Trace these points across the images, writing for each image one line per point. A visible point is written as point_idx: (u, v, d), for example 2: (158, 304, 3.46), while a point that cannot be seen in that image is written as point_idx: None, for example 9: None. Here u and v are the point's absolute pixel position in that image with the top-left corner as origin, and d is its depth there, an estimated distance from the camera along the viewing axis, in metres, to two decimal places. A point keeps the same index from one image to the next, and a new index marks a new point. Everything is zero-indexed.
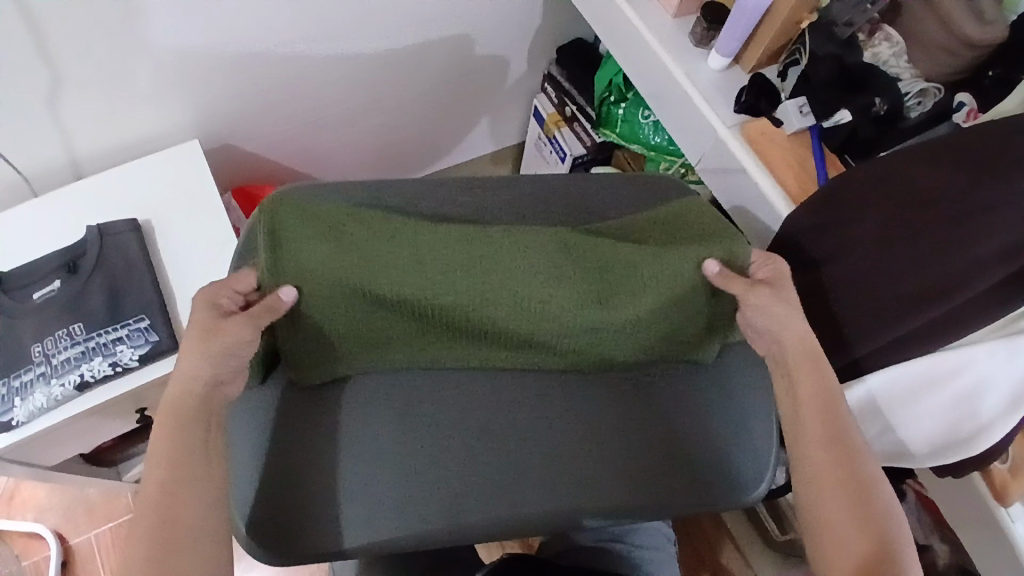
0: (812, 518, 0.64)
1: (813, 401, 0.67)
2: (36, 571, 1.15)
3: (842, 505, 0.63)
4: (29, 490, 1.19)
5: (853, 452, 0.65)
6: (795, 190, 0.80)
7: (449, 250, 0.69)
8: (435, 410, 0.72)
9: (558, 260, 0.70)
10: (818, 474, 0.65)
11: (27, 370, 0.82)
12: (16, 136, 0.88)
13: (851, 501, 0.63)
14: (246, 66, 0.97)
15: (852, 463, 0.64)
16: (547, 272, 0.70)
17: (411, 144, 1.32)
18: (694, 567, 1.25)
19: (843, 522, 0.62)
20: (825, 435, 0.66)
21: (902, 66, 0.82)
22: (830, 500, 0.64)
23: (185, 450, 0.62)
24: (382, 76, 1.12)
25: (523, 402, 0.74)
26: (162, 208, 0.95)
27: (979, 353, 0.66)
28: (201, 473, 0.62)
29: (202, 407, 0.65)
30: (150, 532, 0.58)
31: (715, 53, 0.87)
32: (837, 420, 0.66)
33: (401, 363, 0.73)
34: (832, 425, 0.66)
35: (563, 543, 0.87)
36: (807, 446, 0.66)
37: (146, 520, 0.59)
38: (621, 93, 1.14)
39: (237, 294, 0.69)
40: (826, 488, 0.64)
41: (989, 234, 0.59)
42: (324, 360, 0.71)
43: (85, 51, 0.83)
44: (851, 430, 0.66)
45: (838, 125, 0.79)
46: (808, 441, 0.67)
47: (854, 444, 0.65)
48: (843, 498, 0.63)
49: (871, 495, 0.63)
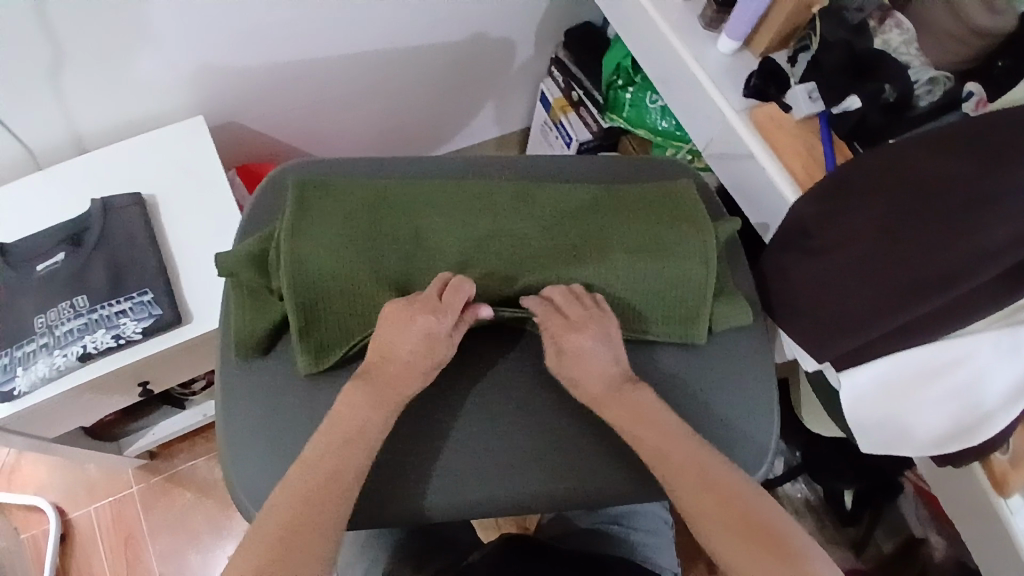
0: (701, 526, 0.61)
1: (650, 430, 0.65)
2: (36, 544, 1.16)
3: (709, 496, 0.61)
4: (30, 464, 1.20)
5: (673, 441, 0.65)
6: (801, 174, 0.80)
7: (463, 219, 0.72)
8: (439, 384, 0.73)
9: (565, 234, 0.73)
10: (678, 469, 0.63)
11: (30, 341, 0.82)
12: (22, 109, 0.88)
13: (713, 494, 0.61)
14: (250, 43, 0.96)
15: (704, 462, 0.63)
16: (552, 247, 0.73)
17: (415, 126, 1.31)
18: (690, 553, 1.26)
19: (720, 512, 0.60)
20: (666, 445, 0.64)
21: (912, 53, 0.80)
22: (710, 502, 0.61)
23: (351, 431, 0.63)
24: (388, 58, 1.11)
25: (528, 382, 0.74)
26: (166, 183, 0.95)
27: (981, 343, 0.66)
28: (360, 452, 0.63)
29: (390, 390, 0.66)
30: (287, 514, 0.58)
31: (725, 36, 0.86)
32: (645, 410, 0.66)
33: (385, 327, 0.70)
34: (691, 451, 0.64)
35: (560, 526, 0.87)
36: (651, 446, 0.65)
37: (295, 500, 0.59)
38: (629, 78, 1.13)
39: (249, 266, 0.72)
40: (692, 494, 0.62)
41: (996, 224, 0.59)
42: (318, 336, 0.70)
43: (89, 25, 0.82)
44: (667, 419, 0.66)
45: (847, 112, 0.78)
46: (650, 436, 0.65)
47: (667, 434, 0.65)
48: (717, 510, 0.60)
49: (719, 475, 0.62)
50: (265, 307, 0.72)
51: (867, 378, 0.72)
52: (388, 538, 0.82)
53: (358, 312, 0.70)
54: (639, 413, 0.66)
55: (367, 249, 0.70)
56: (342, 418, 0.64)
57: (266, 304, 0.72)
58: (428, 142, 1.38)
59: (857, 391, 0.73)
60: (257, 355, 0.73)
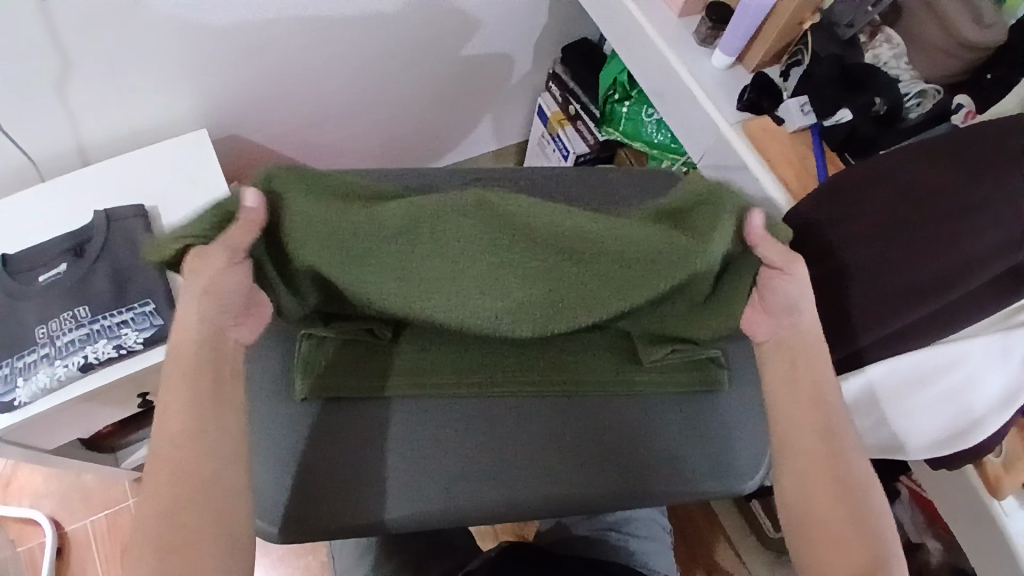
0: (807, 535, 0.61)
1: (813, 442, 0.64)
2: (31, 558, 1.15)
3: (836, 509, 0.61)
4: (26, 476, 1.19)
5: (845, 446, 0.63)
6: (795, 185, 0.82)
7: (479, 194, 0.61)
8: (451, 424, 0.72)
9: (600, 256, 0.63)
10: (808, 481, 0.63)
11: (32, 351, 0.82)
12: (26, 119, 0.88)
13: (842, 506, 0.61)
14: (256, 58, 0.99)
15: (842, 470, 0.62)
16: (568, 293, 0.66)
17: (414, 140, 1.33)
18: (689, 563, 1.25)
19: (839, 529, 0.60)
20: (823, 454, 0.63)
21: (902, 67, 0.83)
22: (833, 520, 0.61)
23: (204, 398, 0.60)
24: (387, 73, 1.14)
25: (532, 423, 0.73)
26: (168, 195, 0.95)
27: (973, 349, 0.66)
28: (220, 421, 0.60)
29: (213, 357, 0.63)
30: (178, 497, 0.57)
31: (719, 52, 0.88)
32: (829, 413, 0.64)
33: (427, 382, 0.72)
34: (835, 453, 0.63)
35: (556, 534, 0.88)
36: (795, 450, 0.64)
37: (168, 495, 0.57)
38: (625, 91, 1.16)
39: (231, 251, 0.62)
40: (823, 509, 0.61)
41: (983, 232, 0.58)
42: (342, 382, 0.71)
43: (95, 37, 0.84)
44: (845, 426, 0.64)
45: (838, 124, 0.81)
46: (801, 438, 0.64)
47: (847, 439, 0.63)
48: (845, 523, 0.60)
49: (858, 492, 0.62)
50: (304, 352, 0.71)
51: (863, 381, 0.72)
52: (391, 547, 0.82)
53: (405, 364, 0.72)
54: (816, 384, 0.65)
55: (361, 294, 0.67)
56: (178, 357, 0.62)
57: (304, 354, 0.71)
58: (427, 153, 1.40)
59: (853, 392, 0.74)
60: (279, 371, 0.73)
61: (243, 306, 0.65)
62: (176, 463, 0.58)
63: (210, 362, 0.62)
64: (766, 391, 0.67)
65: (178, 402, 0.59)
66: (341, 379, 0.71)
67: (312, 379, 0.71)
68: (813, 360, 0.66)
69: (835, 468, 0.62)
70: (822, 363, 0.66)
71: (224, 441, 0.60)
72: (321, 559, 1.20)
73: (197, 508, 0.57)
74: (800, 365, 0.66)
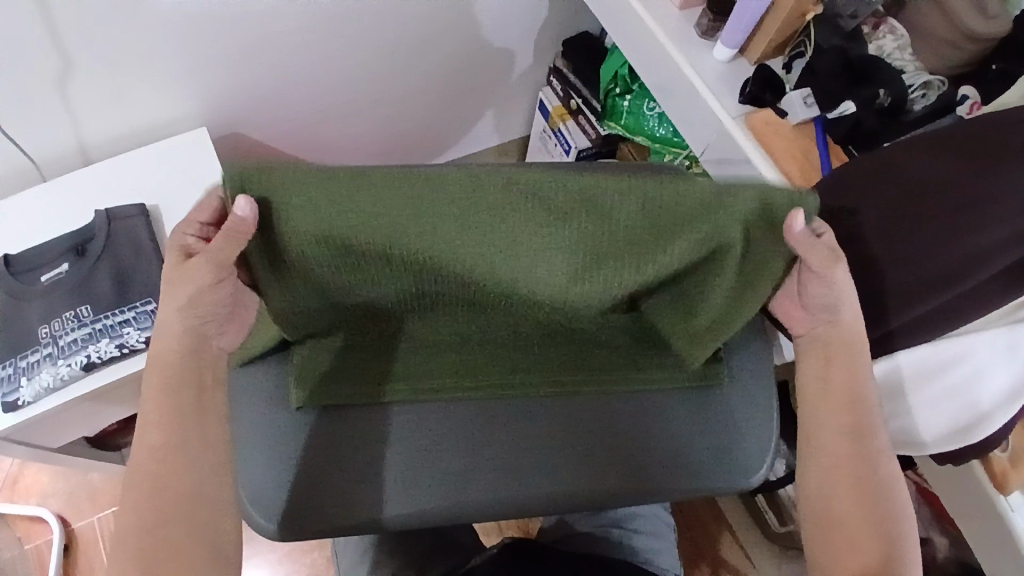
0: (824, 532, 0.62)
1: (842, 442, 0.63)
2: (38, 555, 1.16)
3: (856, 509, 0.61)
4: (32, 474, 1.20)
5: (877, 447, 0.63)
6: (797, 179, 0.81)
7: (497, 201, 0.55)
8: (450, 423, 0.72)
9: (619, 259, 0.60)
10: (830, 479, 0.63)
11: (35, 351, 0.83)
12: (26, 120, 0.88)
13: (859, 506, 0.61)
14: (256, 56, 0.98)
15: (865, 470, 0.62)
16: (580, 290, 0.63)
17: (415, 136, 1.33)
18: (693, 558, 1.25)
19: (854, 528, 0.61)
20: (851, 453, 0.63)
21: (907, 58, 0.82)
22: (854, 520, 0.61)
23: (182, 407, 0.60)
24: (387, 70, 1.13)
25: (526, 419, 0.73)
26: (169, 194, 0.95)
27: (981, 340, 0.67)
28: (196, 431, 0.60)
29: (195, 367, 0.62)
30: (162, 505, 0.57)
31: (720, 44, 0.87)
32: (867, 414, 0.64)
33: (426, 386, 0.71)
34: (860, 453, 0.63)
35: (561, 529, 0.87)
36: (823, 448, 0.64)
37: (146, 505, 0.57)
38: (626, 86, 1.16)
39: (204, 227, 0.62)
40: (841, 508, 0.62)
41: (990, 224, 0.59)
42: (339, 389, 0.70)
43: (95, 38, 0.84)
44: (879, 426, 0.63)
45: (843, 116, 0.80)
46: (831, 435, 0.64)
47: (879, 440, 0.63)
48: (863, 523, 0.61)
49: (880, 492, 0.62)
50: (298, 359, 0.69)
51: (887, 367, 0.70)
52: (394, 544, 0.82)
53: (399, 366, 0.70)
54: (827, 381, 0.65)
55: (366, 301, 0.65)
56: (155, 372, 0.61)
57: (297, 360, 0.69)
58: (428, 150, 1.39)
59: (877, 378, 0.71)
60: (281, 370, 0.73)
61: (226, 315, 0.64)
62: (156, 473, 0.58)
63: (194, 371, 0.62)
64: (800, 388, 0.67)
65: (154, 413, 0.60)
66: (337, 386, 0.70)
67: (308, 382, 0.70)
68: (815, 355, 0.66)
69: (860, 468, 0.62)
70: (836, 361, 0.65)
71: (209, 449, 0.60)
72: (326, 555, 1.20)
73: (177, 518, 0.57)
74: (830, 360, 0.65)
